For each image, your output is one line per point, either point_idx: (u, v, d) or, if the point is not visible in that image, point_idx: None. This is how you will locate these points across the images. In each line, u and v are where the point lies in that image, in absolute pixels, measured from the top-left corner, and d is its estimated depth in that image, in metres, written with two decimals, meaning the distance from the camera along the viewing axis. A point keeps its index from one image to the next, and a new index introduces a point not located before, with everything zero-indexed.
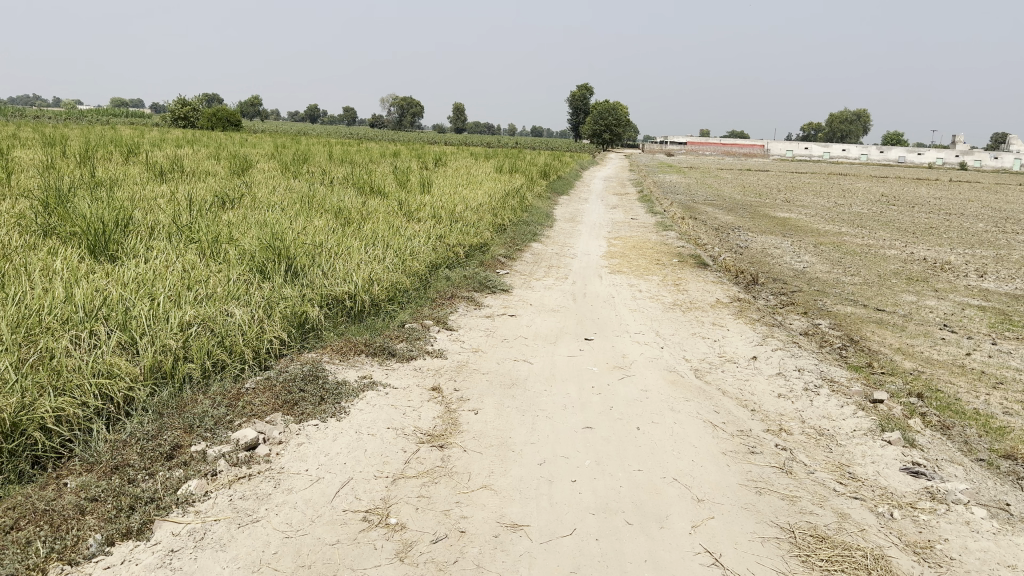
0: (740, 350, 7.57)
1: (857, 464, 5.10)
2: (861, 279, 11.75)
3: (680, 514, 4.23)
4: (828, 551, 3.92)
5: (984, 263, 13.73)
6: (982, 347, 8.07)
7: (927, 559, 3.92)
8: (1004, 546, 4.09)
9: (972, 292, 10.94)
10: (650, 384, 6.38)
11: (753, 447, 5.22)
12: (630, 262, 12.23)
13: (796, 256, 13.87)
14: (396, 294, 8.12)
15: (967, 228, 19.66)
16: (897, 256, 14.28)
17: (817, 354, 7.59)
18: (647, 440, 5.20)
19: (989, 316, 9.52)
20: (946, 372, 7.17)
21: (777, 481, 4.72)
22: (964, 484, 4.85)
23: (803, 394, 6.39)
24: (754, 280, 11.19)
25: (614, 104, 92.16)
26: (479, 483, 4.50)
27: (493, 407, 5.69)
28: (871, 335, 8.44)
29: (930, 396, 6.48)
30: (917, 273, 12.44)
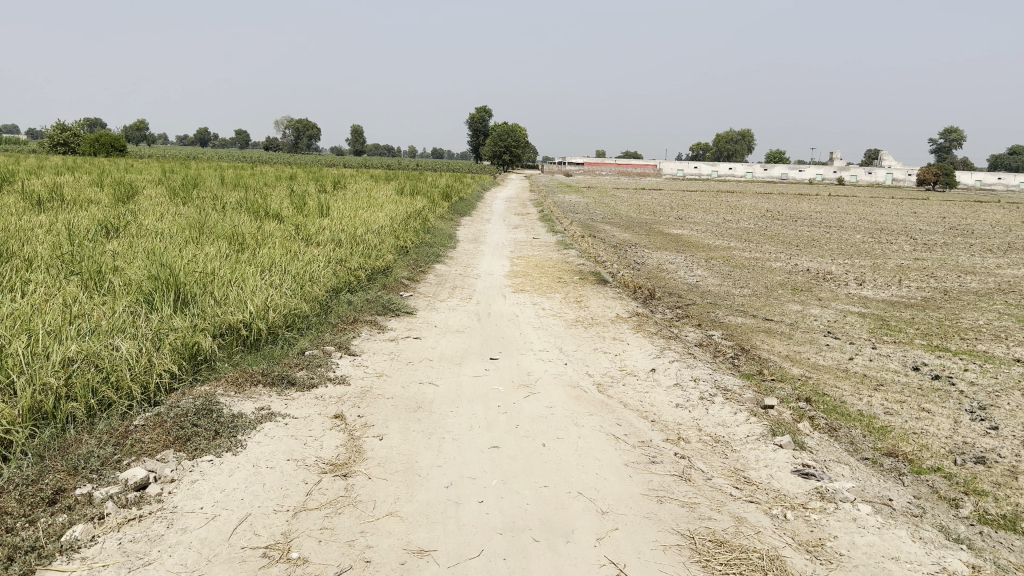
0: (641, 363, 7.76)
1: (751, 468, 5.29)
2: (751, 291, 12.27)
3: (585, 527, 4.28)
4: (726, 555, 4.04)
5: (862, 272, 14.59)
6: (863, 351, 8.56)
7: (818, 556, 4.10)
8: (888, 540, 4.32)
9: (851, 300, 11.60)
10: (555, 400, 6.45)
11: (654, 457, 5.34)
12: (533, 280, 12.37)
13: (690, 271, 14.36)
14: (294, 320, 7.93)
15: (846, 239, 20.87)
16: (783, 267, 15.01)
17: (712, 364, 7.86)
18: (553, 456, 5.25)
19: (868, 321, 10.11)
20: (831, 376, 7.56)
21: (676, 489, 4.85)
22: (850, 483, 5.11)
23: (700, 403, 6.60)
24: (651, 295, 11.52)
25: (512, 126, 93.28)
26: (384, 510, 4.42)
27: (398, 432, 5.62)
28: (761, 343, 8.82)
29: (817, 400, 6.81)
30: (802, 283, 13.10)
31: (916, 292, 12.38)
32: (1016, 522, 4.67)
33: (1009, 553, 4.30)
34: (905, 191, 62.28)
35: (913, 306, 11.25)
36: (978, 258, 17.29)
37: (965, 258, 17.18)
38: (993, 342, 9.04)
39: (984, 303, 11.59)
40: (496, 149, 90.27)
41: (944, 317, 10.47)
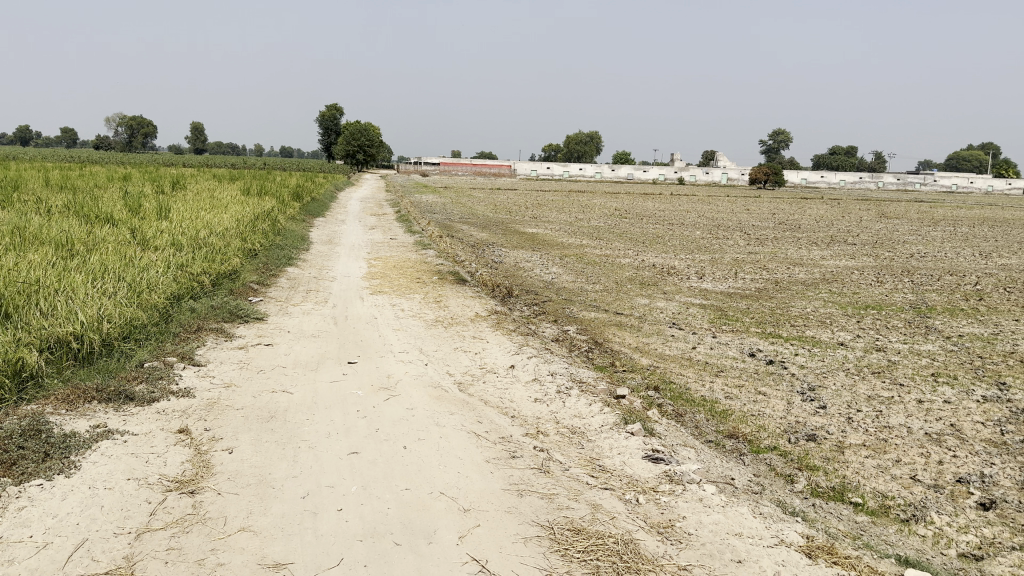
0: (500, 360, 7.84)
1: (606, 457, 5.47)
2: (602, 286, 12.70)
3: (447, 527, 4.28)
4: (584, 542, 4.16)
5: (702, 266, 15.44)
6: (706, 340, 9.06)
7: (669, 537, 4.30)
8: (732, 517, 4.59)
9: (694, 293, 12.25)
10: (415, 401, 6.40)
11: (514, 452, 5.42)
12: (390, 281, 12.25)
13: (545, 268, 14.66)
14: (132, 331, 7.43)
15: (687, 236, 22.03)
16: (632, 263, 15.64)
17: (568, 358, 8.06)
18: (414, 458, 5.21)
19: (709, 312, 10.71)
20: (677, 365, 7.95)
21: (536, 481, 4.94)
22: (696, 465, 5.39)
23: (557, 396, 6.76)
24: (509, 293, 11.69)
25: (366, 125, 91.85)
26: (236, 526, 4.23)
27: (250, 444, 5.39)
28: (613, 336, 9.14)
29: (665, 388, 7.15)
30: (649, 278, 13.68)
31: (752, 284, 13.24)
32: (842, 492, 5.09)
33: (837, 521, 4.68)
34: (741, 190, 66.39)
35: (749, 296, 12.01)
36: (804, 251, 18.70)
37: (793, 251, 18.55)
38: (819, 328, 9.82)
39: (811, 292, 12.55)
40: (349, 148, 88.50)
41: (776, 306, 11.26)
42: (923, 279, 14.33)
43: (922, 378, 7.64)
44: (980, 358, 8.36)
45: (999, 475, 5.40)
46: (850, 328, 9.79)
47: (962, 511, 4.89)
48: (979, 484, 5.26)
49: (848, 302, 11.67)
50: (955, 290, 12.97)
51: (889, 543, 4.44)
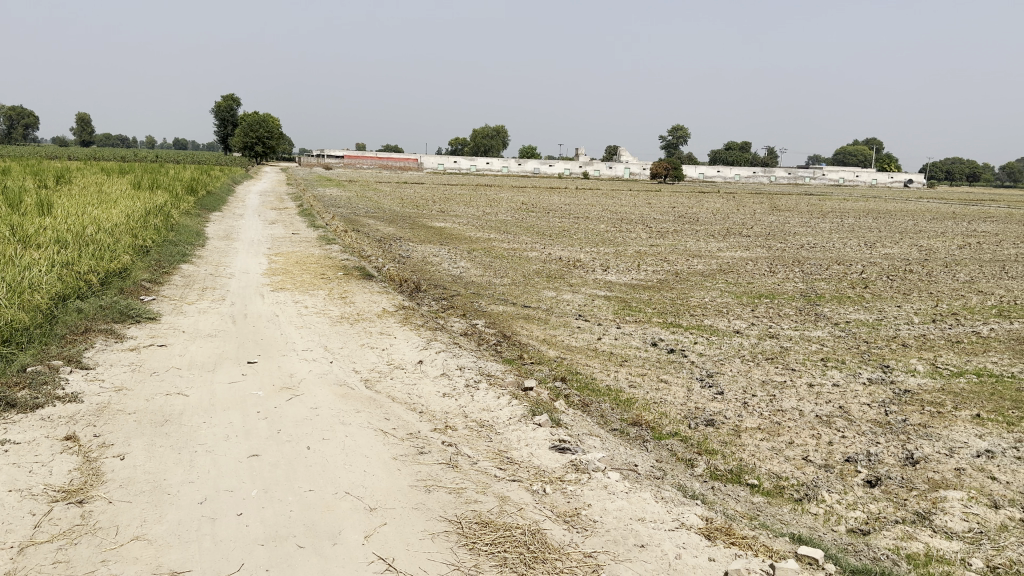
0: (407, 356, 7.78)
1: (513, 449, 5.50)
2: (509, 280, 12.77)
3: (352, 526, 4.22)
4: (491, 534, 4.17)
5: (607, 259, 15.72)
6: (611, 331, 9.24)
7: (575, 525, 4.36)
8: (636, 503, 4.70)
9: (598, 285, 12.47)
10: (319, 401, 6.27)
11: (421, 447, 5.38)
12: (293, 277, 11.95)
13: (452, 262, 14.62)
14: (13, 334, 6.99)
15: (593, 229, 22.40)
16: (538, 256, 15.78)
17: (475, 352, 8.07)
18: (318, 458, 5.10)
19: (614, 304, 10.92)
20: (583, 356, 8.08)
21: (444, 476, 4.92)
22: (601, 453, 5.50)
23: (465, 390, 6.75)
24: (417, 288, 11.60)
25: (266, 117, 89.29)
26: (129, 535, 4.05)
27: (144, 449, 5.17)
28: (520, 329, 9.20)
29: (572, 379, 7.27)
30: (555, 271, 13.84)
31: (654, 276, 13.57)
32: (740, 475, 5.30)
33: (735, 503, 4.86)
34: (642, 184, 67.90)
35: (652, 288, 12.31)
36: (703, 243, 19.31)
37: (692, 243, 19.14)
38: (717, 317, 10.17)
39: (710, 282, 12.96)
40: (249, 140, 85.83)
41: (677, 297, 11.58)
42: (813, 268, 15.03)
43: (813, 362, 8.02)
44: (864, 343, 8.84)
45: (883, 453, 5.72)
46: (746, 316, 10.18)
47: (850, 488, 5.17)
48: (865, 462, 5.56)
49: (743, 291, 12.12)
50: (842, 279, 13.66)
51: (783, 522, 4.65)
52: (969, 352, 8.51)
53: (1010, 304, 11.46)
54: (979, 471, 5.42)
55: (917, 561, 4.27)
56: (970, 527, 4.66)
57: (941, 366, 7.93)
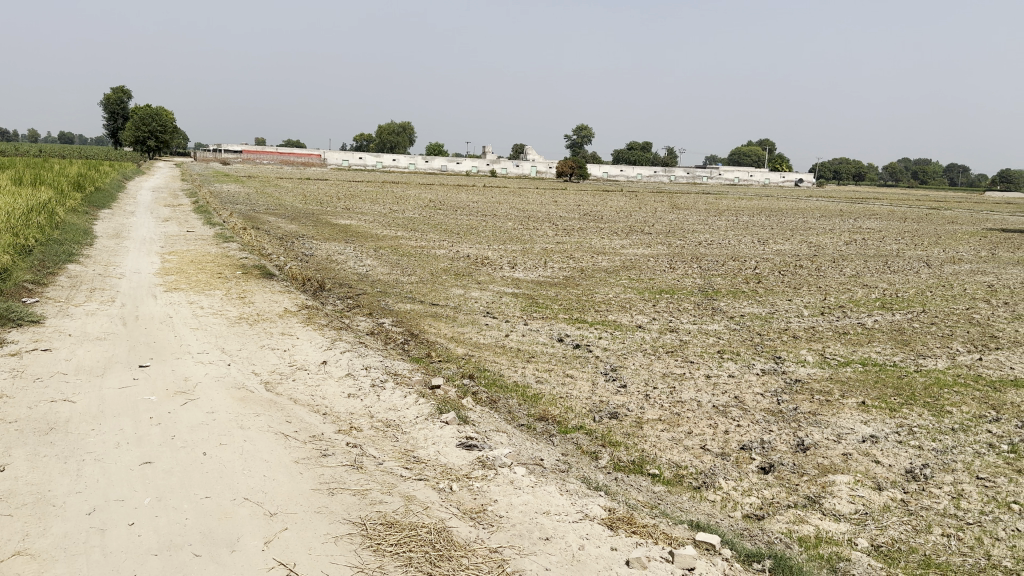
0: (311, 356, 7.63)
1: (420, 448, 5.47)
2: (416, 278, 12.68)
3: (251, 533, 4.11)
4: (397, 535, 4.15)
5: (514, 256, 15.82)
6: (518, 327, 9.31)
7: (481, 522, 4.39)
8: (541, 497, 4.75)
9: (506, 282, 12.52)
10: (216, 405, 6.07)
11: (324, 450, 5.28)
12: (189, 277, 11.52)
13: (357, 261, 14.41)
14: None
15: (500, 226, 22.49)
16: (445, 254, 15.72)
17: (381, 351, 7.99)
18: (215, 464, 4.94)
19: (521, 301, 11.00)
20: (491, 353, 8.12)
21: (348, 478, 4.85)
22: (507, 448, 5.54)
23: (370, 390, 6.67)
24: (320, 287, 11.39)
25: (160, 112, 85.68)
26: (10, 550, 3.82)
27: (25, 459, 4.89)
28: (428, 327, 9.16)
29: (479, 376, 7.30)
30: (462, 269, 13.83)
31: (560, 272, 13.75)
32: (642, 465, 5.44)
33: (637, 493, 5.00)
34: (548, 182, 68.69)
35: (557, 285, 12.46)
36: (607, 241, 19.65)
37: (598, 241, 19.47)
38: (620, 312, 10.39)
39: (613, 279, 13.22)
40: (142, 134, 82.14)
41: (582, 293, 11.76)
42: (711, 264, 15.55)
43: (710, 355, 8.31)
44: (758, 335, 9.21)
45: (776, 440, 5.98)
46: (648, 311, 10.44)
47: (745, 475, 5.38)
48: (760, 449, 5.81)
49: (645, 287, 12.40)
50: (738, 274, 14.18)
51: (683, 510, 4.80)
52: (854, 343, 8.98)
53: (891, 296, 12.16)
54: (863, 455, 5.73)
55: (808, 543, 4.48)
56: (856, 509, 4.93)
57: (829, 356, 8.35)
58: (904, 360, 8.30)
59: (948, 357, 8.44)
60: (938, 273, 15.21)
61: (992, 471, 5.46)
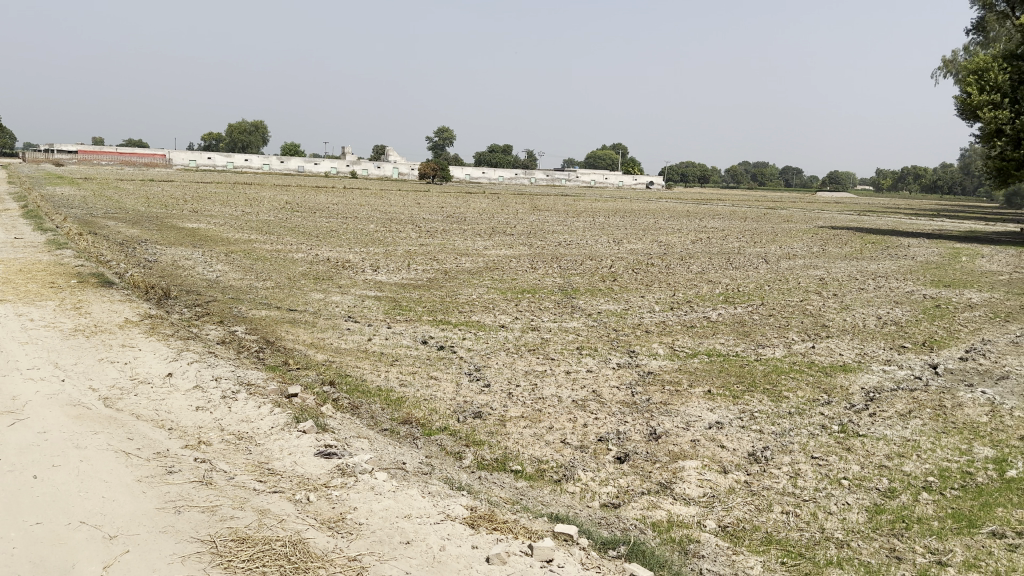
0: (155, 369, 7.22)
1: (275, 459, 5.30)
2: (271, 283, 12.29)
3: (88, 558, 3.85)
4: (250, 550, 4.00)
5: (375, 259, 15.64)
6: (380, 331, 9.20)
7: (339, 531, 4.30)
8: (401, 501, 4.72)
9: (367, 285, 12.35)
10: (49, 424, 5.63)
11: (171, 466, 5.02)
12: (17, 287, 10.64)
13: (207, 266, 13.80)
14: None
15: (361, 229, 22.19)
16: (303, 258, 15.32)
17: (234, 360, 7.68)
18: (48, 487, 4.59)
19: (382, 304, 10.89)
20: (352, 358, 7.98)
21: (196, 495, 4.63)
22: (367, 454, 5.47)
23: (222, 402, 6.39)
24: (166, 295, 10.82)
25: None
26: None
27: None
28: (284, 334, 8.88)
29: (340, 382, 7.15)
30: (322, 272, 13.54)
31: (422, 275, 13.70)
32: (505, 462, 5.51)
33: (499, 490, 5.06)
34: (410, 184, 68.54)
35: (420, 287, 12.43)
36: (469, 242, 19.78)
37: (460, 242, 19.57)
38: (483, 313, 10.48)
39: (475, 280, 13.32)
40: None
41: (445, 294, 11.79)
42: (570, 264, 15.97)
43: (570, 351, 8.52)
44: (614, 331, 9.55)
45: (631, 431, 6.22)
46: (510, 311, 10.58)
47: (603, 466, 5.56)
48: (616, 440, 6.01)
49: (507, 287, 12.59)
50: (595, 273, 14.64)
51: (544, 504, 4.91)
52: (701, 335, 9.48)
53: (734, 291, 12.93)
54: (711, 441, 6.05)
55: (661, 528, 4.69)
56: (704, 492, 5.20)
57: (678, 348, 8.77)
58: (746, 350, 8.84)
59: (784, 346, 9.07)
60: (776, 268, 16.33)
61: (824, 451, 5.90)
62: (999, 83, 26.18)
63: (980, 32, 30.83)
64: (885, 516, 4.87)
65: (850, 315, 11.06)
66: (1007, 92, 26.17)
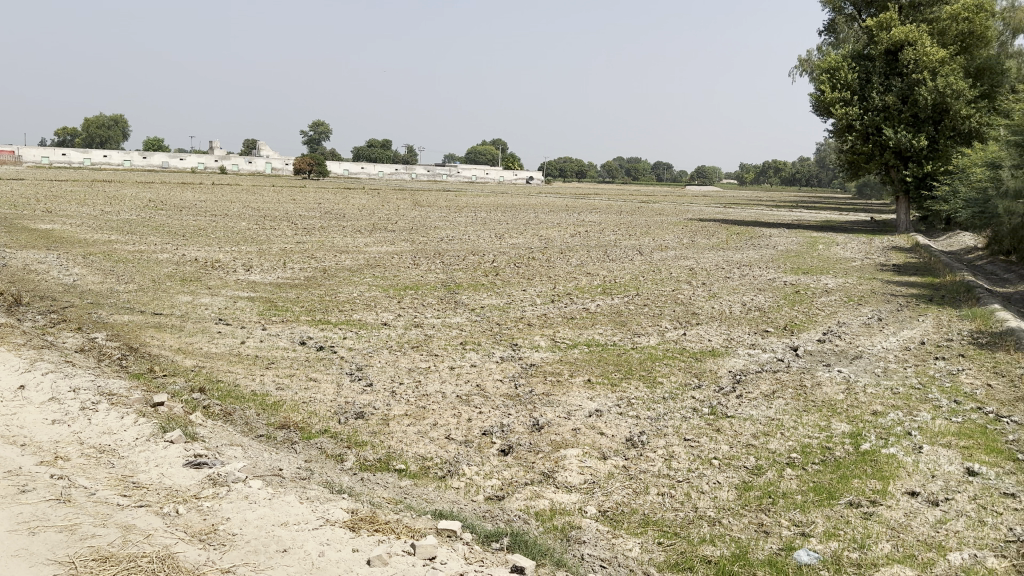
0: (4, 382, 6.70)
1: (141, 472, 5.04)
2: (135, 286, 11.66)
3: None
4: (113, 569, 3.78)
5: (248, 258, 15.11)
6: (255, 333, 8.90)
7: (211, 543, 4.14)
8: (278, 508, 4.58)
9: (241, 286, 11.94)
10: None
11: (23, 485, 4.68)
12: None
13: (63, 270, 12.94)
14: None
15: (232, 227, 21.39)
16: (170, 259, 14.63)
17: (94, 370, 7.24)
18: None
19: (257, 305, 10.55)
20: (225, 363, 7.69)
21: (52, 513, 4.34)
22: (242, 462, 5.28)
23: (81, 414, 6.01)
24: (17, 301, 10.08)
25: None
26: None
27: None
28: (150, 340, 8.45)
29: (212, 388, 6.87)
30: (190, 274, 12.96)
31: (299, 273, 13.35)
32: (388, 462, 5.45)
33: (382, 490, 5.00)
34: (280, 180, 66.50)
35: (297, 286, 12.12)
36: (348, 239, 19.44)
37: (339, 239, 19.21)
38: (364, 311, 10.34)
39: (355, 277, 13.12)
40: None
41: (323, 293, 11.55)
42: (452, 259, 15.96)
43: (453, 346, 8.53)
44: (497, 325, 9.61)
45: (514, 423, 6.28)
46: (392, 309, 10.46)
47: (487, 459, 5.60)
48: (500, 433, 6.06)
49: (389, 284, 12.46)
50: (477, 268, 14.70)
51: (427, 501, 4.89)
52: (580, 326, 9.69)
53: (611, 282, 13.29)
54: (591, 429, 6.20)
55: (543, 517, 4.77)
56: (585, 479, 5.31)
57: (559, 340, 8.93)
58: (623, 339, 9.10)
59: (659, 334, 9.40)
60: (651, 260, 16.89)
61: (697, 433, 6.15)
62: (849, 81, 28.01)
63: (831, 33, 32.95)
64: (753, 493, 5.12)
65: (719, 303, 11.60)
66: (856, 90, 28.03)
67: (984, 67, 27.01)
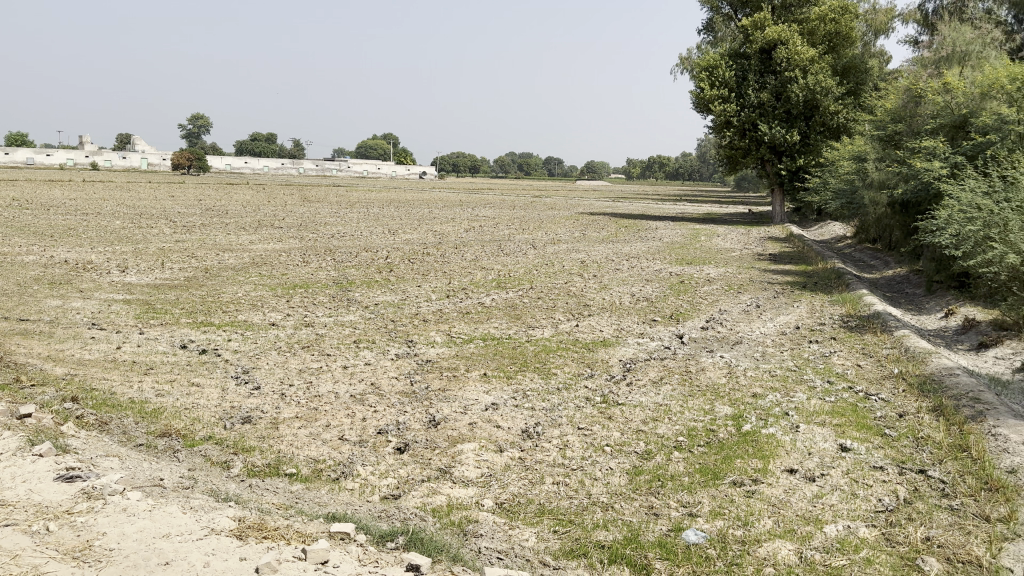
0: None
1: (5, 489, 4.71)
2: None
3: None
4: None
5: (123, 258, 14.38)
6: (131, 338, 8.48)
7: (86, 560, 3.92)
8: (160, 519, 4.38)
9: (116, 288, 11.35)
10: None
11: None
12: None
13: None
14: None
15: (106, 226, 20.29)
16: (35, 261, 13.74)
17: None
18: None
19: (134, 307, 10.06)
20: (99, 370, 7.29)
21: None
22: (119, 474, 5.03)
23: None
24: None
25: None
26: None
27: None
28: (14, 348, 7.91)
29: (85, 397, 6.51)
30: (59, 276, 12.21)
31: (179, 274, 12.80)
32: (278, 466, 5.32)
33: (272, 496, 4.87)
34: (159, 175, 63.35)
35: (177, 287, 11.63)
36: (233, 237, 18.79)
37: (223, 237, 18.53)
38: (250, 311, 10.02)
39: (241, 276, 12.69)
40: None
41: (206, 294, 11.13)
42: (343, 256, 15.68)
43: (346, 345, 8.40)
44: (391, 322, 9.52)
45: (409, 420, 6.24)
46: (281, 308, 10.19)
47: (383, 458, 5.54)
48: (395, 431, 6.01)
49: (277, 283, 12.12)
50: (369, 264, 14.50)
51: (320, 504, 4.80)
52: (474, 321, 9.71)
53: (504, 276, 13.38)
54: (487, 422, 6.23)
55: (440, 513, 4.76)
56: (481, 473, 5.34)
57: (455, 335, 8.93)
58: (517, 332, 9.19)
59: (552, 326, 9.54)
60: (543, 253, 17.12)
61: (589, 421, 6.28)
62: (727, 79, 28.99)
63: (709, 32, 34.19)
64: (643, 477, 5.27)
65: (609, 294, 11.87)
66: (733, 88, 29.04)
67: (849, 66, 28.94)
